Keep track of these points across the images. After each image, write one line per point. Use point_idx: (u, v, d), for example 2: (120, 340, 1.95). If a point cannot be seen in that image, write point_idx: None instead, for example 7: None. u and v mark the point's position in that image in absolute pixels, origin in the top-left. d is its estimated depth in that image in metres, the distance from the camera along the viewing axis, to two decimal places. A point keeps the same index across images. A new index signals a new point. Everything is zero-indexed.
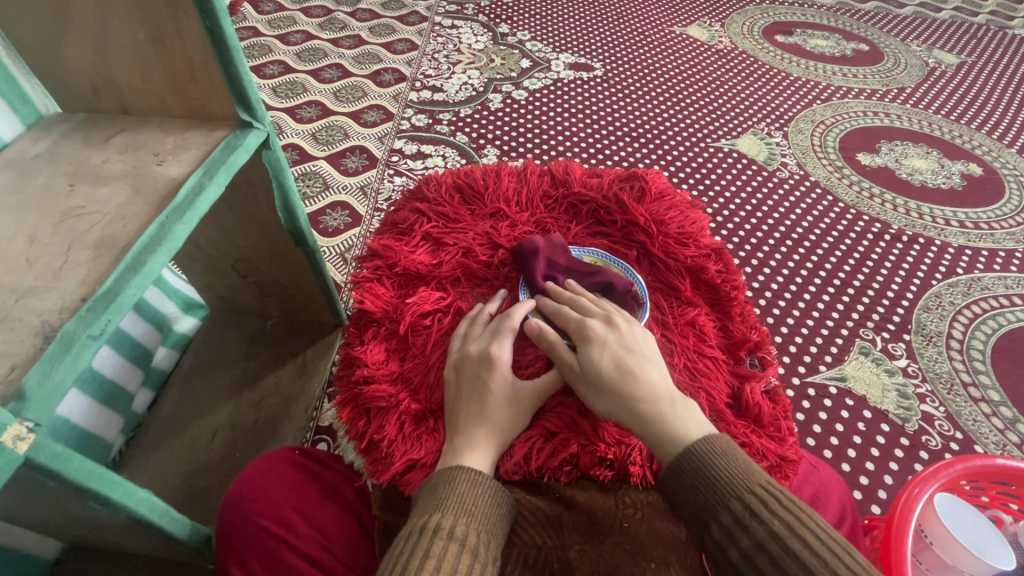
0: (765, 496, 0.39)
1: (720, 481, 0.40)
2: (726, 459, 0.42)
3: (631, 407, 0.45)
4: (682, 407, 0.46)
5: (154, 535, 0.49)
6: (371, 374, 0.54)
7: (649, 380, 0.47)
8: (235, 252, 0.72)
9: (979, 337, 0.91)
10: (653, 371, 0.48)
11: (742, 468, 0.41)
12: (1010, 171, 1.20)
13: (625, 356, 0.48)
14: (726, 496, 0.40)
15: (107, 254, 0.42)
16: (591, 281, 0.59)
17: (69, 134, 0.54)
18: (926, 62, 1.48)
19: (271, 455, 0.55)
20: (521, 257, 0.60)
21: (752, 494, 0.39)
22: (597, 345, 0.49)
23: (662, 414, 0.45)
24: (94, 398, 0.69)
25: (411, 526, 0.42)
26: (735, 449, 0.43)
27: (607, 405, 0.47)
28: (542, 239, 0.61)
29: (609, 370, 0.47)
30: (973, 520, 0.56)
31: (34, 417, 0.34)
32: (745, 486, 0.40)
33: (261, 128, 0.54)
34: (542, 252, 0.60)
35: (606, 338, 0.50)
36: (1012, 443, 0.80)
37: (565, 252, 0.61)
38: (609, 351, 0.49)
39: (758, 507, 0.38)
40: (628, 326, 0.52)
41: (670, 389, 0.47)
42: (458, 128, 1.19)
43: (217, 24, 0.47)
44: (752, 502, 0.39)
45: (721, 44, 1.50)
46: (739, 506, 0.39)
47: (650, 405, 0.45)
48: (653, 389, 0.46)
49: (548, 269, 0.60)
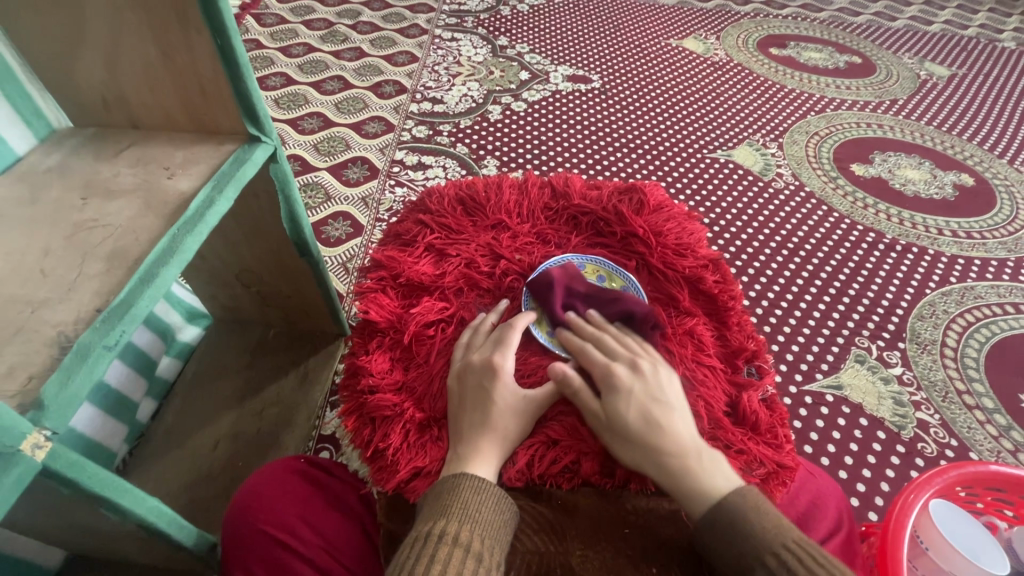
0: (800, 553, 0.41)
1: (755, 536, 0.42)
2: (759, 513, 0.43)
3: (659, 462, 0.47)
4: (709, 459, 0.47)
5: (162, 543, 0.49)
6: (376, 384, 0.55)
7: (676, 434, 0.48)
8: (241, 263, 0.73)
9: (973, 346, 0.92)
10: (679, 423, 0.49)
11: (773, 523, 0.43)
12: (1002, 182, 1.22)
13: (651, 407, 0.49)
14: (762, 551, 0.41)
15: (120, 266, 0.44)
16: (613, 310, 0.59)
17: (80, 147, 0.56)
18: (918, 74, 1.51)
19: (277, 464, 0.56)
20: (539, 289, 0.60)
21: (786, 551, 0.41)
22: (623, 395, 0.50)
23: (690, 470, 0.46)
24: (99, 407, 0.69)
25: (418, 532, 0.43)
26: (764, 502, 0.45)
27: (634, 457, 0.48)
28: (559, 269, 0.62)
29: (636, 423, 0.48)
30: (966, 526, 0.58)
31: (52, 425, 0.35)
32: (779, 542, 0.42)
33: (269, 142, 0.56)
34: (560, 282, 0.61)
35: (632, 386, 0.50)
36: (1006, 450, 0.81)
37: (585, 280, 0.62)
38: (635, 401, 0.50)
39: (795, 565, 0.40)
40: (653, 370, 0.52)
41: (696, 441, 0.48)
42: (458, 139, 1.20)
43: (228, 42, 0.49)
44: (787, 557, 0.41)
45: (717, 57, 1.52)
46: (775, 561, 0.41)
47: (677, 462, 0.47)
48: (680, 444, 0.47)
49: (568, 298, 0.60)
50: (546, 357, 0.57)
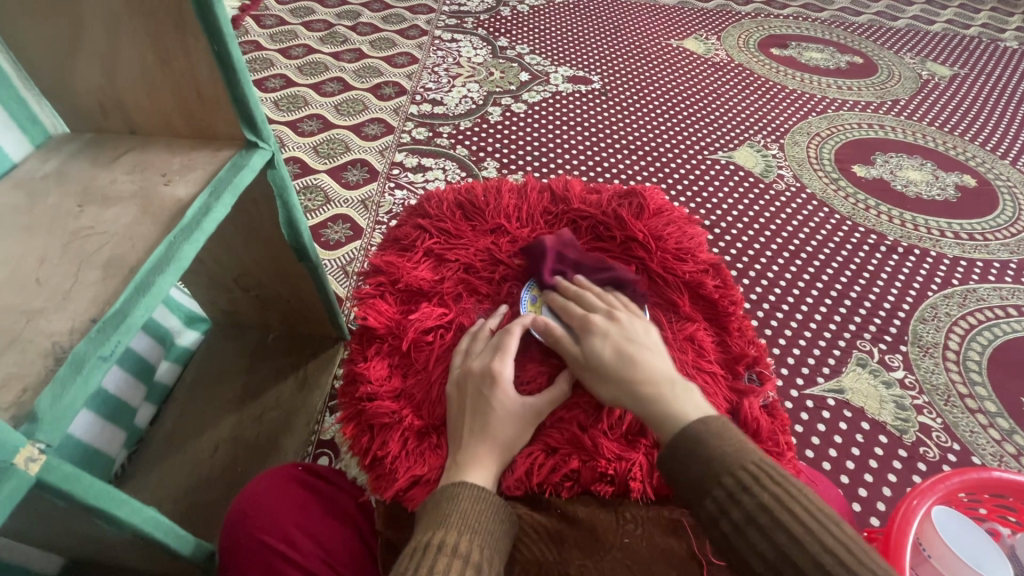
0: (757, 473, 0.40)
1: (715, 456, 0.42)
2: (721, 437, 0.43)
3: (631, 391, 0.48)
4: (681, 387, 0.48)
5: (158, 551, 0.49)
6: (374, 391, 0.55)
7: (648, 365, 0.49)
8: (240, 267, 0.73)
9: (975, 349, 0.92)
10: (651, 357, 0.50)
11: (735, 445, 0.42)
12: (1004, 183, 1.21)
13: (625, 345, 0.51)
14: (720, 472, 0.41)
15: (117, 275, 0.43)
16: (600, 277, 0.62)
17: (77, 154, 0.55)
18: (920, 74, 1.50)
19: (274, 472, 0.56)
20: (533, 252, 0.64)
21: (744, 471, 0.41)
22: (598, 337, 0.52)
23: (660, 395, 0.47)
24: (97, 413, 0.69)
25: (416, 542, 0.42)
26: (730, 428, 0.44)
27: (611, 391, 0.49)
28: (552, 237, 0.65)
29: (609, 359, 0.50)
30: (970, 534, 0.57)
31: (45, 439, 0.35)
32: (738, 463, 0.41)
33: (266, 147, 0.55)
34: (552, 249, 0.63)
35: (607, 330, 0.53)
36: (1009, 454, 0.81)
37: (575, 249, 0.65)
38: (610, 341, 0.52)
39: (750, 482, 0.40)
40: (629, 319, 0.54)
41: (670, 372, 0.49)
42: (458, 141, 1.20)
43: (224, 48, 0.48)
44: (744, 477, 0.40)
45: (717, 57, 1.52)
46: (732, 481, 0.40)
47: (648, 388, 0.47)
48: (650, 373, 0.48)
49: (558, 264, 0.63)
50: (545, 362, 0.57)
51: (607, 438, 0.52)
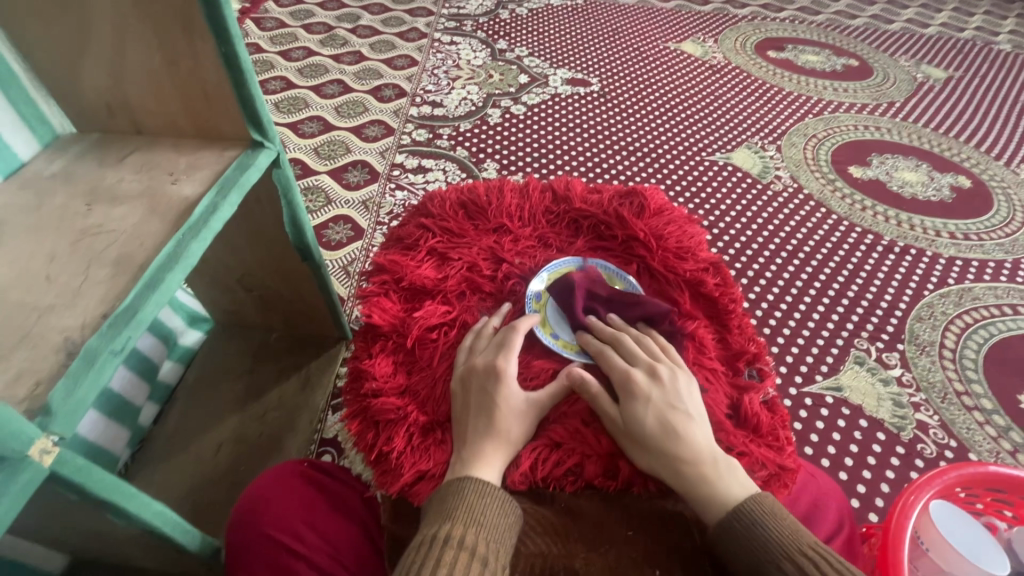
0: (819, 559, 0.41)
1: (772, 542, 0.43)
2: (774, 519, 0.44)
3: (676, 469, 0.47)
4: (725, 466, 0.48)
5: (165, 547, 0.49)
6: (379, 387, 0.55)
7: (694, 439, 0.48)
8: (244, 267, 0.74)
9: (971, 347, 0.93)
10: (697, 429, 0.49)
11: (791, 530, 0.44)
12: (999, 184, 1.22)
13: (670, 414, 0.50)
14: (780, 559, 0.42)
15: (126, 272, 0.44)
16: (634, 312, 0.60)
17: (84, 153, 0.56)
18: (915, 76, 1.52)
19: (281, 468, 0.57)
20: (563, 289, 0.62)
21: (805, 558, 0.42)
22: (641, 400, 0.51)
23: (708, 476, 0.47)
24: (101, 412, 0.70)
25: (422, 536, 0.43)
26: (780, 508, 0.45)
27: (652, 463, 0.49)
28: (582, 273, 0.63)
29: (654, 428, 0.49)
30: (968, 528, 0.58)
31: (59, 431, 0.35)
32: (797, 548, 0.42)
33: (272, 147, 0.56)
34: (581, 285, 0.62)
35: (650, 392, 0.51)
36: (1005, 450, 0.82)
37: (606, 284, 0.63)
38: (653, 407, 0.50)
39: (812, 570, 0.41)
40: (672, 377, 0.53)
41: (713, 447, 0.49)
42: (458, 142, 1.21)
43: (231, 49, 0.49)
44: (805, 565, 0.41)
45: (715, 60, 1.53)
46: (794, 568, 0.41)
47: (695, 468, 0.47)
48: (698, 451, 0.48)
49: (590, 302, 0.61)
50: (549, 360, 0.57)
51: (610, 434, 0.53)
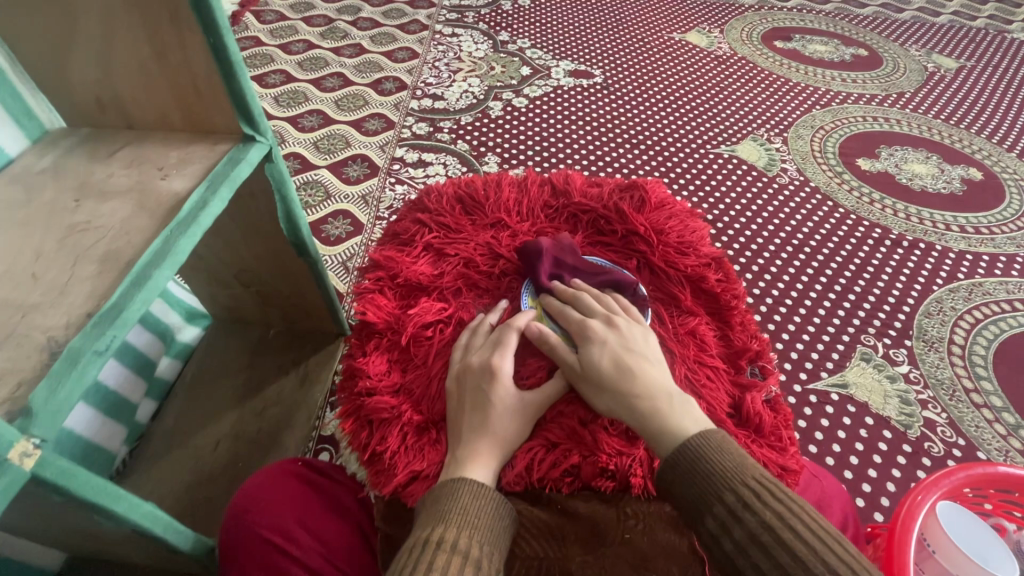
0: (757, 488, 0.40)
1: (714, 473, 0.41)
2: (720, 452, 0.43)
3: (628, 404, 0.47)
4: (680, 402, 0.47)
5: (158, 547, 0.49)
6: (373, 386, 0.55)
7: (647, 377, 0.48)
8: (240, 263, 0.73)
9: (981, 342, 0.91)
10: (651, 369, 0.49)
11: (736, 461, 0.42)
12: (1011, 176, 1.20)
13: (624, 355, 0.50)
14: (720, 488, 0.41)
15: (113, 269, 0.43)
16: (599, 280, 0.61)
17: (75, 148, 0.55)
18: (925, 66, 1.49)
19: (275, 467, 0.56)
20: (528, 258, 0.62)
21: (744, 487, 0.40)
22: (596, 345, 0.51)
23: (659, 409, 0.46)
24: (98, 409, 0.69)
25: (415, 538, 0.42)
26: (730, 443, 0.44)
27: (608, 403, 0.49)
28: (549, 240, 0.63)
29: (607, 368, 0.49)
30: (977, 530, 0.56)
31: (41, 433, 0.35)
32: (738, 477, 0.41)
33: (264, 141, 0.55)
34: (549, 251, 0.62)
35: (606, 338, 0.52)
36: (1015, 449, 0.80)
37: (573, 253, 0.63)
38: (608, 350, 0.51)
39: (750, 499, 0.39)
40: (628, 326, 0.53)
41: (668, 386, 0.48)
42: (458, 136, 1.19)
43: (221, 41, 0.48)
44: (744, 493, 0.40)
45: (720, 50, 1.50)
46: (733, 497, 0.40)
47: (647, 401, 0.47)
48: (651, 386, 0.47)
49: (555, 267, 0.61)
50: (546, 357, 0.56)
51: (608, 434, 0.51)
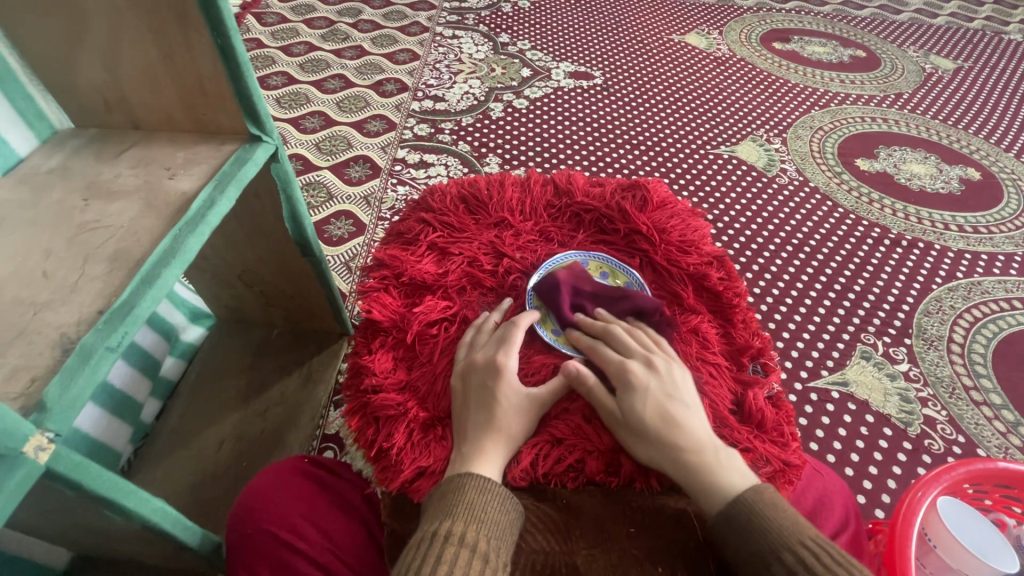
0: (817, 550, 0.41)
1: (771, 531, 0.42)
2: (775, 508, 0.44)
3: (678, 458, 0.47)
4: (725, 454, 0.48)
5: (166, 543, 0.49)
6: (379, 383, 0.55)
7: (693, 430, 0.48)
8: (245, 263, 0.73)
9: (980, 341, 0.92)
10: (695, 418, 0.49)
11: (791, 519, 0.43)
12: (1009, 176, 1.20)
13: (668, 404, 0.49)
14: (779, 548, 0.42)
15: (123, 268, 0.43)
16: (621, 307, 0.59)
17: (83, 148, 0.56)
18: (923, 67, 1.50)
19: (281, 464, 0.56)
20: (546, 292, 0.61)
21: (803, 547, 0.41)
22: (639, 392, 0.50)
23: (709, 465, 0.46)
24: (103, 408, 0.69)
25: (423, 532, 0.42)
26: (780, 498, 0.45)
27: (651, 454, 0.48)
28: (565, 270, 0.62)
29: (653, 419, 0.48)
30: (977, 524, 0.57)
31: (55, 428, 0.35)
32: (796, 538, 0.42)
33: (270, 141, 0.55)
34: (566, 283, 0.61)
35: (647, 383, 0.51)
36: (1014, 446, 0.81)
37: (590, 279, 0.62)
38: (651, 398, 0.50)
39: (812, 562, 0.40)
40: (667, 367, 0.52)
41: (713, 437, 0.48)
42: (460, 137, 1.20)
43: (228, 41, 0.49)
44: (804, 554, 0.41)
45: (719, 52, 1.51)
46: (792, 558, 0.41)
47: (696, 457, 0.47)
48: (698, 440, 0.47)
49: (574, 298, 0.60)
50: (551, 355, 0.57)
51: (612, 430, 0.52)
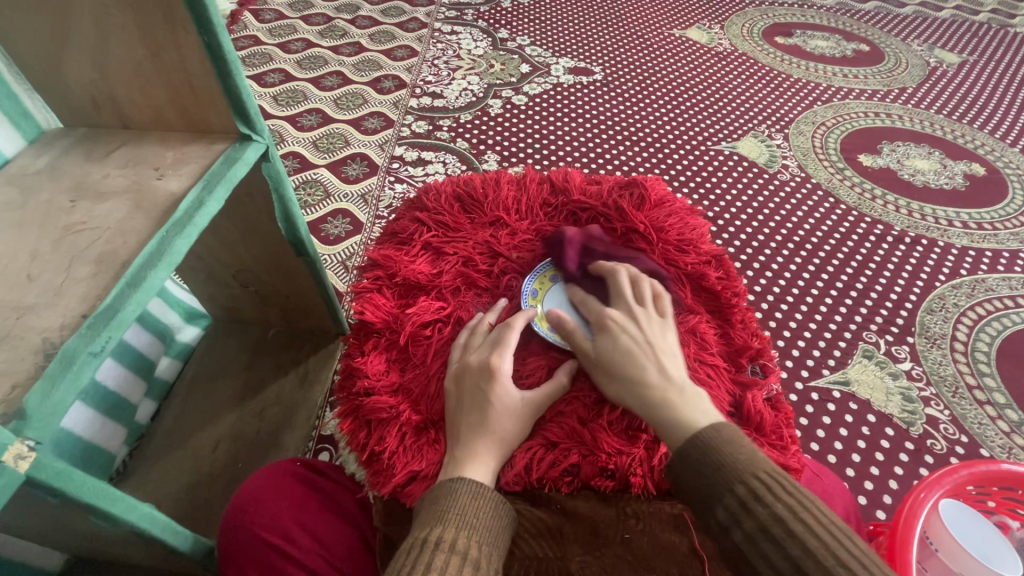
0: (770, 482, 0.39)
1: (725, 464, 0.41)
2: (731, 444, 0.42)
3: (639, 395, 0.47)
4: (692, 394, 0.47)
5: (157, 547, 0.49)
6: (371, 386, 0.54)
7: (659, 368, 0.48)
8: (238, 263, 0.73)
9: (984, 339, 0.90)
10: (665, 360, 0.49)
11: (747, 453, 0.41)
12: (1014, 171, 1.19)
13: (639, 346, 0.50)
14: (730, 478, 0.40)
15: (109, 270, 0.43)
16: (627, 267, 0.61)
17: (72, 149, 0.55)
18: (928, 61, 1.48)
19: (272, 467, 0.56)
20: (555, 245, 0.63)
21: (756, 479, 0.39)
22: (612, 336, 0.51)
23: (668, 401, 0.46)
24: (97, 410, 0.69)
25: (413, 539, 0.42)
26: (742, 437, 0.43)
27: (619, 392, 0.49)
28: (578, 230, 0.64)
29: (621, 359, 0.50)
30: (979, 527, 0.56)
31: (35, 435, 0.35)
32: (750, 470, 0.40)
33: (261, 140, 0.55)
34: (576, 241, 0.63)
35: (623, 328, 0.52)
36: (1018, 445, 0.80)
37: (603, 242, 0.64)
38: (623, 341, 0.51)
39: (762, 492, 0.39)
40: (649, 316, 0.53)
41: (682, 379, 0.48)
42: (458, 134, 1.19)
43: (214, 38, 0.48)
44: (757, 486, 0.39)
45: (720, 46, 1.50)
46: (745, 489, 0.39)
47: (657, 393, 0.47)
48: (661, 378, 0.47)
49: (582, 255, 0.62)
50: (545, 356, 0.56)
51: (609, 432, 0.51)
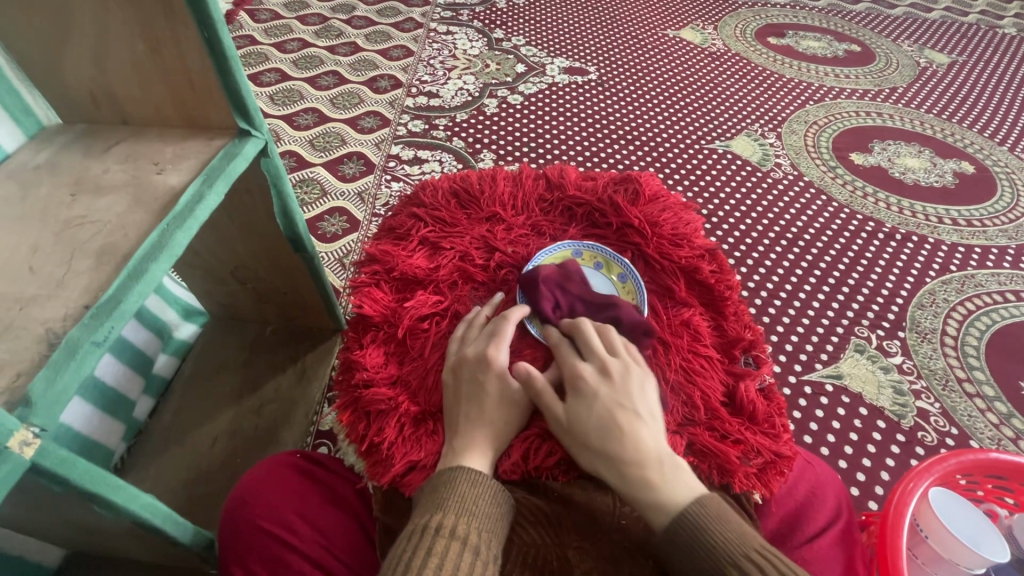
0: (762, 563, 0.40)
1: (713, 549, 0.41)
2: (718, 522, 0.42)
3: (617, 471, 0.45)
4: (672, 469, 0.45)
5: (158, 539, 0.49)
6: (370, 378, 0.55)
7: (638, 439, 0.46)
8: (237, 260, 0.73)
9: (973, 333, 0.92)
10: (643, 427, 0.47)
11: (736, 531, 0.42)
12: (1003, 169, 1.21)
13: (614, 413, 0.47)
14: (723, 563, 0.40)
15: (110, 262, 0.43)
16: (603, 315, 0.58)
17: (71, 144, 0.55)
18: (918, 62, 1.50)
19: (273, 459, 0.56)
20: (530, 285, 0.60)
21: (748, 560, 0.40)
22: (587, 399, 0.48)
23: (648, 481, 0.44)
24: (95, 406, 0.69)
25: (413, 526, 0.42)
26: (726, 510, 0.43)
27: (593, 463, 0.46)
28: (555, 268, 0.62)
29: (596, 429, 0.46)
30: (967, 512, 0.57)
31: (40, 422, 0.35)
32: (741, 553, 0.40)
33: (259, 136, 0.55)
34: (553, 279, 0.60)
35: (597, 390, 0.49)
36: (1007, 438, 0.81)
37: (579, 283, 0.61)
38: (598, 405, 0.48)
39: (756, 575, 0.39)
40: (623, 374, 0.50)
41: (660, 448, 0.46)
42: (454, 133, 1.20)
43: (214, 33, 0.48)
44: (749, 568, 0.40)
45: (714, 47, 1.51)
46: (738, 573, 0.40)
47: (636, 470, 0.44)
48: (642, 451, 0.45)
49: (558, 295, 0.59)
50: (542, 349, 0.57)
51: None
